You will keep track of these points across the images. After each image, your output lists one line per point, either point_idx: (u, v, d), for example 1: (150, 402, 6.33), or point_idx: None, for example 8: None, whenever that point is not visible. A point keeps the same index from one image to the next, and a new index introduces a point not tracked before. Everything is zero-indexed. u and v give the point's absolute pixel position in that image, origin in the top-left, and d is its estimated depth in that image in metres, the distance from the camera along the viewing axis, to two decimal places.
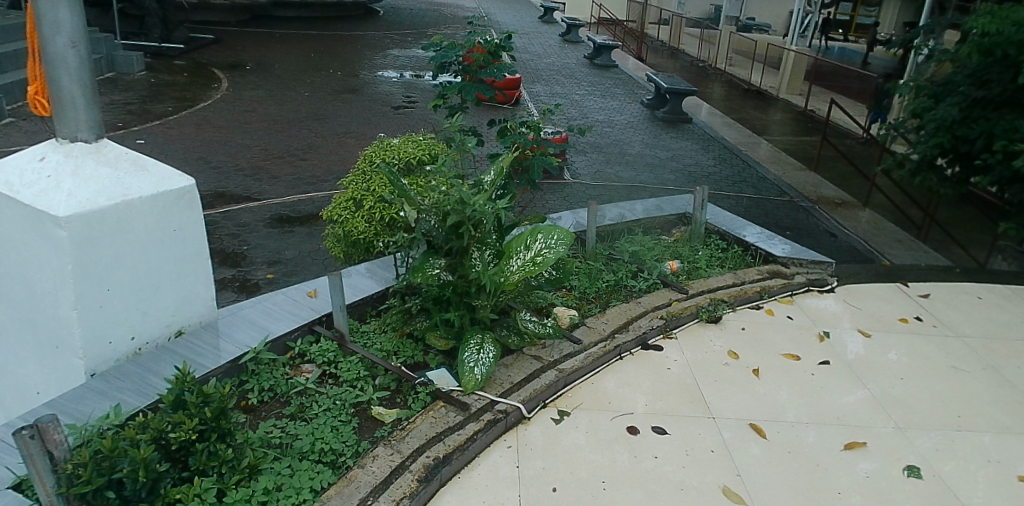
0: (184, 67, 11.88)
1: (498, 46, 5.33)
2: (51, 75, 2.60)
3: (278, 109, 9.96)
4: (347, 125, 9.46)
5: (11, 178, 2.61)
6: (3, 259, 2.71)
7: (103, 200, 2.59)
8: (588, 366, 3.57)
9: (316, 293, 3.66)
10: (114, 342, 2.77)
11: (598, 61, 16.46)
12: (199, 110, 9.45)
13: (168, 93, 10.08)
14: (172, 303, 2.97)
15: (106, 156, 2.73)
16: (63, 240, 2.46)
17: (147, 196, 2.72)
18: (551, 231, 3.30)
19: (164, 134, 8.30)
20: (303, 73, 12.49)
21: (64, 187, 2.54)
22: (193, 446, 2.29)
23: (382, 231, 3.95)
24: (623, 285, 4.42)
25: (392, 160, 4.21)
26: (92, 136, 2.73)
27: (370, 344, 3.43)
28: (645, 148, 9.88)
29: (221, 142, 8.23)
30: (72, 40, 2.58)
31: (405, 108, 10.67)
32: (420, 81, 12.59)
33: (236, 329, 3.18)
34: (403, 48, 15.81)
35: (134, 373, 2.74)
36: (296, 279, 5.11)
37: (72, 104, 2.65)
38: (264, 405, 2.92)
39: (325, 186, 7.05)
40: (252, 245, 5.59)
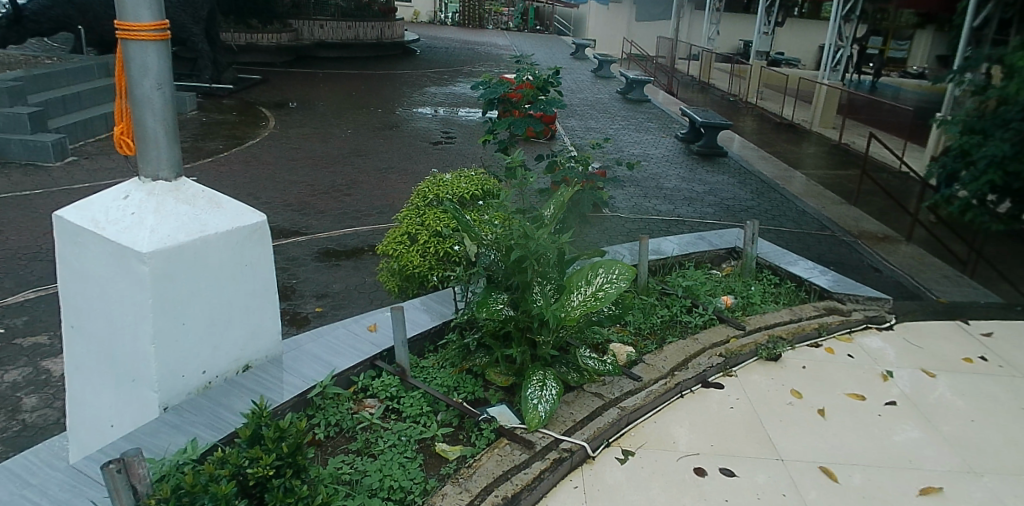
0: (233, 106, 12.27)
1: (546, 81, 5.43)
2: (137, 116, 2.69)
3: (322, 146, 10.21)
4: (388, 161, 9.64)
5: (96, 215, 2.66)
6: (80, 293, 2.76)
7: (182, 236, 2.64)
8: (649, 404, 3.50)
9: (376, 326, 3.66)
10: (187, 375, 2.79)
11: (631, 95, 16.59)
12: (248, 148, 9.73)
13: (218, 132, 10.41)
14: (241, 337, 3.00)
15: (184, 194, 2.78)
16: (145, 276, 2.52)
17: (222, 232, 2.78)
18: (611, 265, 3.32)
19: (215, 171, 8.56)
20: (345, 110, 12.84)
21: (147, 223, 2.60)
22: (270, 482, 2.25)
23: (437, 266, 4.04)
24: (678, 321, 4.39)
25: (446, 195, 4.28)
26: (171, 175, 2.80)
27: (431, 379, 3.40)
28: (682, 182, 9.86)
29: (268, 179, 8.43)
30: (159, 82, 2.67)
31: (444, 143, 10.86)
32: (458, 117, 12.83)
33: (302, 364, 3.21)
34: (439, 86, 16.15)
35: (206, 406, 2.77)
36: (345, 312, 5.17)
37: (155, 143, 2.73)
38: (330, 439, 2.92)
39: (369, 221, 7.17)
40: (301, 278, 5.69)
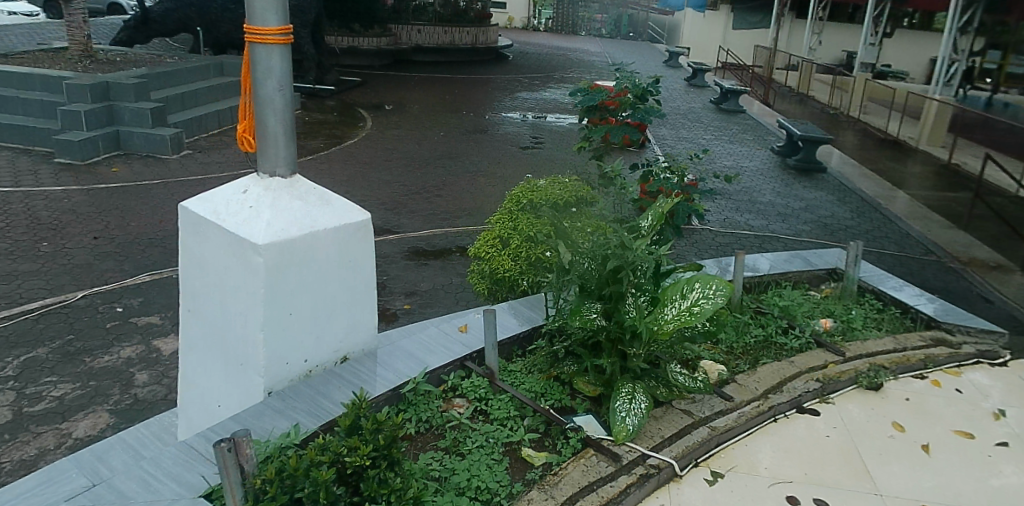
0: (334, 106, 12.83)
1: (645, 90, 5.36)
2: (259, 116, 2.85)
3: (415, 147, 10.50)
4: (477, 164, 9.79)
5: (217, 207, 2.83)
6: (198, 279, 2.95)
7: (294, 230, 2.77)
8: (739, 426, 3.38)
9: (467, 327, 3.72)
10: (290, 363, 2.93)
11: (724, 106, 16.13)
12: (345, 147, 10.14)
13: (319, 131, 10.91)
14: (341, 330, 3.12)
15: (297, 190, 2.92)
16: (259, 266, 2.66)
17: (330, 228, 2.90)
18: (708, 280, 3.22)
19: (315, 169, 8.95)
20: (438, 113, 13.16)
21: (263, 217, 2.75)
22: (366, 471, 2.32)
23: (528, 271, 4.05)
24: (772, 342, 4.23)
25: (539, 201, 4.31)
26: (287, 173, 2.95)
27: (519, 384, 3.41)
28: (776, 197, 9.50)
29: (362, 177, 8.75)
30: (281, 84, 2.81)
31: (532, 148, 10.93)
32: (547, 123, 12.88)
33: (395, 359, 3.29)
34: (530, 91, 16.28)
35: (306, 393, 2.89)
36: (431, 310, 5.29)
37: (274, 142, 2.88)
38: (420, 435, 2.98)
39: (457, 222, 7.31)
40: (391, 275, 5.87)
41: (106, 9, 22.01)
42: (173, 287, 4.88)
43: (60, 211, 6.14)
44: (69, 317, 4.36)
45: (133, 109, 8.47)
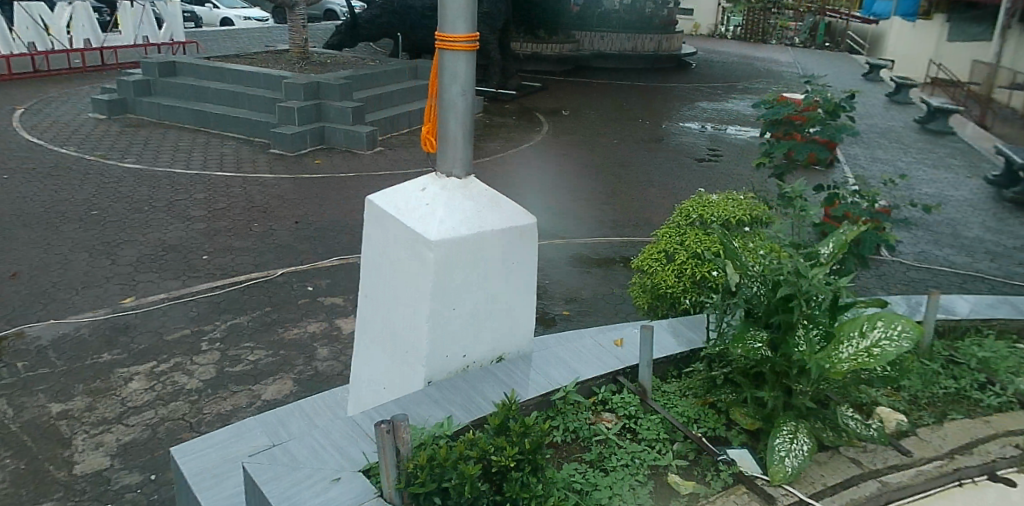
0: (514, 110, 13.28)
1: (838, 105, 4.95)
2: (442, 119, 3.01)
3: (587, 153, 10.55)
4: (649, 174, 9.61)
5: (398, 202, 3.03)
6: (376, 268, 3.19)
7: (464, 229, 2.89)
8: (917, 486, 2.99)
9: (622, 341, 3.64)
10: (450, 356, 3.06)
11: (934, 125, 14.38)
12: (520, 150, 10.45)
13: (498, 133, 11.35)
14: (499, 329, 3.21)
15: (471, 191, 3.04)
16: (430, 260, 2.82)
17: (498, 230, 2.99)
18: (893, 321, 2.90)
19: (490, 170, 9.31)
20: (614, 121, 13.11)
21: (438, 214, 2.90)
22: (510, 473, 2.35)
23: (691, 289, 3.89)
24: (966, 396, 3.67)
25: (710, 216, 4.14)
26: (463, 173, 3.08)
27: (671, 405, 3.27)
28: (992, 232, 8.28)
29: (534, 181, 8.96)
30: (465, 90, 2.96)
31: (708, 161, 10.51)
32: (726, 135, 12.32)
33: (549, 365, 3.32)
34: (711, 101, 15.67)
35: (462, 387, 2.99)
36: (589, 319, 5.29)
37: (454, 144, 3.03)
38: (566, 444, 2.98)
39: (624, 232, 7.23)
40: (554, 279, 5.95)
41: (323, 14, 24.56)
42: (355, 272, 5.32)
43: (267, 195, 7.03)
44: (268, 291, 4.91)
45: (336, 110, 9.41)
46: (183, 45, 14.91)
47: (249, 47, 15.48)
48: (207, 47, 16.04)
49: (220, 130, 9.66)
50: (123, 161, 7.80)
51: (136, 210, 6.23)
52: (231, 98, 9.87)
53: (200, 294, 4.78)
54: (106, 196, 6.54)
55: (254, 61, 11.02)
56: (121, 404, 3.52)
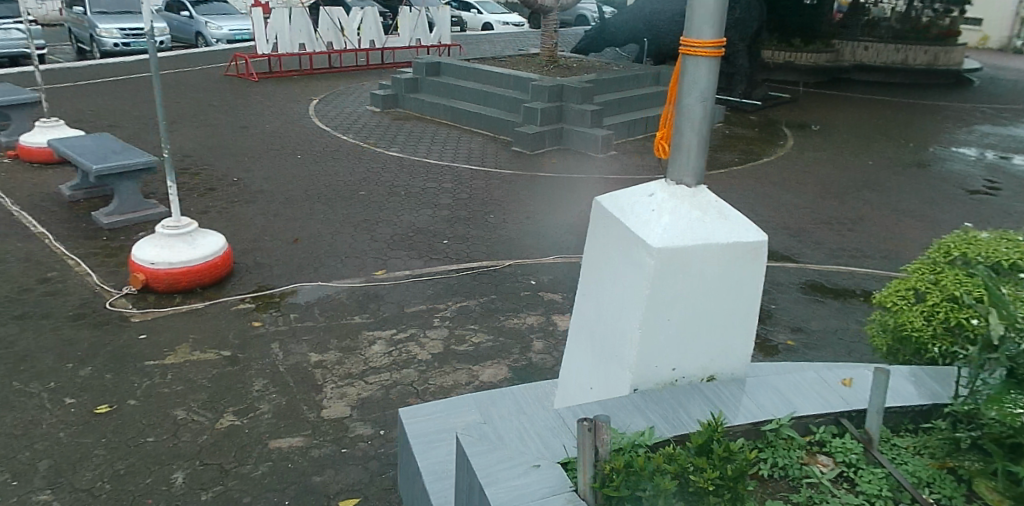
0: (755, 122, 12.58)
1: None
2: (678, 125, 2.97)
3: (833, 173, 9.65)
4: (906, 202, 8.51)
5: (625, 209, 3.05)
6: (596, 270, 3.24)
7: (687, 241, 2.83)
8: None
9: (852, 382, 3.01)
10: (660, 365, 3.00)
11: None
12: (756, 165, 9.88)
13: (734, 145, 10.85)
14: (712, 346, 3.08)
15: (698, 202, 2.95)
16: (650, 266, 2.81)
17: (721, 244, 2.88)
18: None
19: (722, 183, 8.92)
20: (869, 140, 11.80)
21: (662, 224, 2.85)
22: (707, 499, 2.17)
23: (942, 337, 3.27)
24: None
25: (976, 256, 3.48)
26: (693, 181, 3.02)
27: (904, 463, 2.51)
28: None
29: (767, 198, 8.43)
30: (703, 96, 2.89)
31: (985, 193, 9.01)
32: (1014, 166, 10.44)
33: (763, 392, 2.90)
34: (998, 125, 13.39)
35: (668, 400, 2.88)
36: (817, 353, 4.85)
37: (686, 151, 2.97)
38: (769, 481, 2.47)
39: (868, 263, 6.50)
40: (779, 305, 5.55)
41: (573, 20, 25.27)
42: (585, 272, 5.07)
43: (508, 183, 6.97)
44: (497, 280, 4.90)
45: (566, 81, 8.86)
46: (448, 47, 15.48)
47: (505, 50, 16.23)
48: (469, 50, 17.04)
49: (470, 127, 9.34)
50: (388, 142, 8.39)
51: (395, 188, 6.60)
52: (466, 74, 9.87)
53: (440, 274, 4.92)
54: (374, 174, 7.06)
55: (510, 57, 11.21)
56: (363, 363, 3.88)
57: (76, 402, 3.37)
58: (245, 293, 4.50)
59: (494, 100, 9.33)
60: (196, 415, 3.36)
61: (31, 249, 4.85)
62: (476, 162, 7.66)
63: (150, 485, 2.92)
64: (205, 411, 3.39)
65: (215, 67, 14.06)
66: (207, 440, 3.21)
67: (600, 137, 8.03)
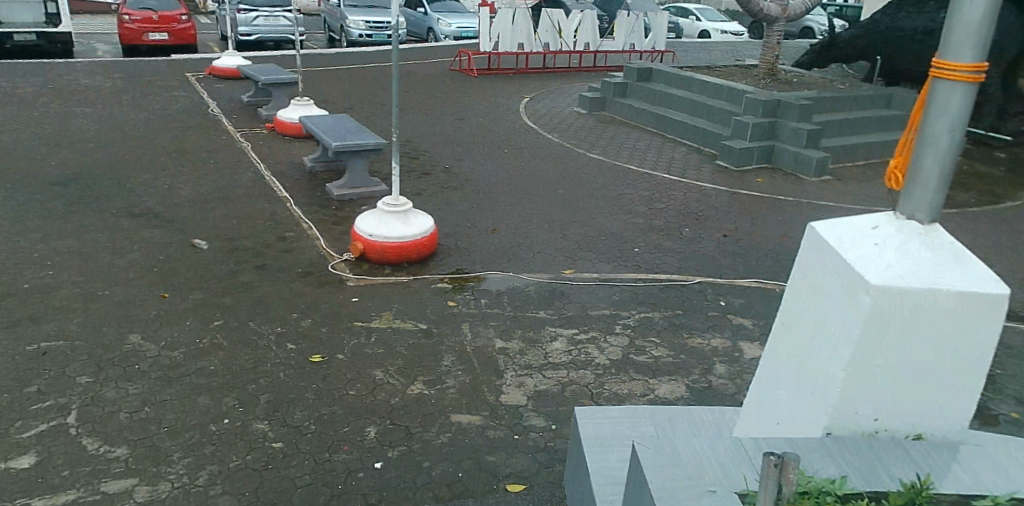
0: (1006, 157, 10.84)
1: None
2: (916, 151, 2.17)
3: None
4: None
5: (838, 226, 2.27)
6: (792, 287, 2.48)
7: (917, 283, 2.03)
8: None
9: None
10: (860, 414, 2.22)
11: None
12: (1002, 207, 8.51)
13: (976, 182, 9.44)
14: (931, 408, 2.22)
15: (935, 242, 2.13)
16: (864, 307, 2.06)
17: (964, 291, 2.04)
18: None
19: (955, 224, 7.84)
20: None
21: (888, 253, 2.10)
22: None
23: None
24: None
25: None
26: (927, 218, 2.16)
27: None
28: None
29: (1014, 247, 7.22)
30: (955, 125, 2.07)
31: None
32: None
33: (986, 464, 2.15)
34: None
35: (868, 455, 2.14)
36: None
37: (923, 182, 2.15)
38: None
39: None
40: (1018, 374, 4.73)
41: (798, 32, 23.52)
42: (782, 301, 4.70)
43: (709, 197, 6.67)
44: (684, 295, 4.75)
45: (786, 97, 8.21)
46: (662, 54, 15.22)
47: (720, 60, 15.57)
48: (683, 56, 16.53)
49: (675, 137, 8.98)
50: (593, 143, 8.48)
51: (594, 190, 6.66)
52: (680, 82, 9.56)
53: (627, 281, 4.89)
54: (574, 174, 7.17)
55: (724, 67, 10.74)
56: (544, 357, 3.97)
57: (296, 348, 3.83)
58: (444, 274, 4.81)
59: (701, 109, 8.89)
60: (391, 379, 3.66)
61: (274, 210, 5.59)
62: (677, 172, 7.44)
63: (347, 434, 3.24)
64: (399, 377, 3.68)
65: (441, 61, 15.08)
66: (398, 403, 3.48)
67: (816, 161, 7.39)
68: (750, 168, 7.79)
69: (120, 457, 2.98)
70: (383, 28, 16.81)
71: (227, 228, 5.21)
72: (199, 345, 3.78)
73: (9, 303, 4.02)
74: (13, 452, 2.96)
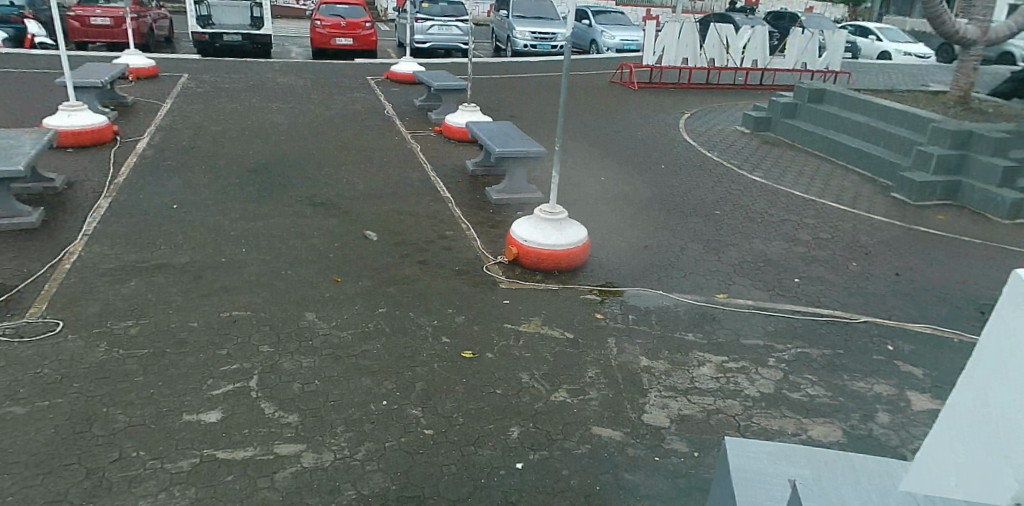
0: None
1: None
2: None
3: None
4: None
5: None
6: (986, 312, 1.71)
7: None
8: None
9: None
10: None
11: None
12: None
13: None
14: None
15: None
16: None
17: None
18: None
19: None
20: None
21: None
22: None
23: None
24: None
25: None
26: None
27: None
28: None
29: None
30: None
31: None
32: None
33: None
34: None
35: None
36: None
37: None
38: None
39: None
40: None
41: (998, 57, 21.10)
42: (963, 353, 4.23)
43: (881, 231, 6.16)
44: (846, 333, 4.44)
45: (979, 127, 7.31)
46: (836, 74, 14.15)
47: (900, 84, 14.33)
48: (858, 77, 15.39)
49: (845, 164, 8.43)
50: (753, 165, 8.14)
51: (753, 214, 6.39)
52: (853, 104, 8.85)
53: (782, 311, 4.66)
54: (733, 195, 6.92)
55: (905, 91, 9.89)
56: (690, 380, 3.87)
57: (450, 343, 4.01)
58: (592, 285, 4.84)
59: (878, 136, 8.22)
60: (537, 383, 3.74)
61: (436, 209, 5.90)
62: (845, 201, 6.96)
63: (491, 431, 3.35)
64: (544, 382, 3.75)
65: (602, 72, 15.16)
66: (541, 408, 3.55)
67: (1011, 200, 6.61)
68: (930, 203, 7.13)
69: (292, 423, 3.28)
70: (547, 39, 17.29)
71: (393, 222, 5.57)
72: (364, 329, 4.07)
73: (211, 273, 4.55)
74: (206, 405, 3.35)
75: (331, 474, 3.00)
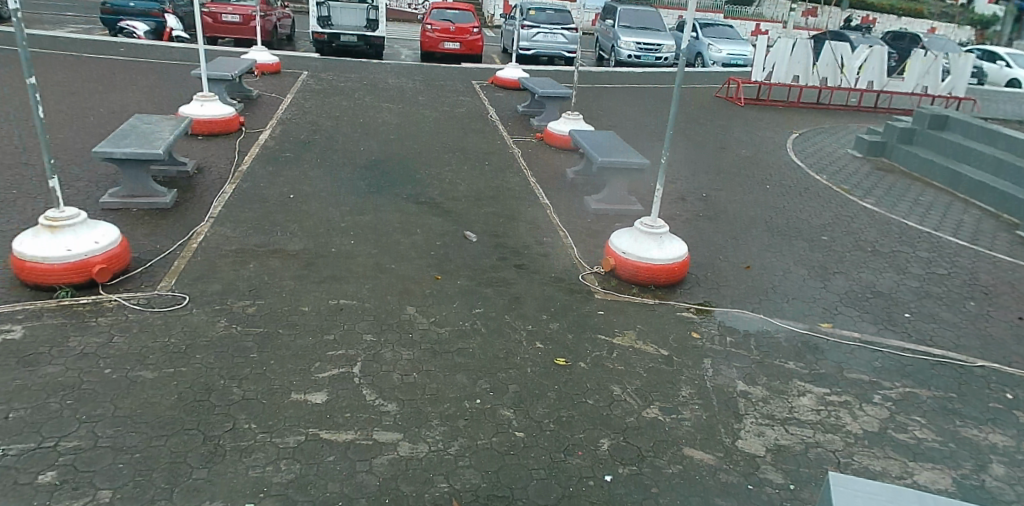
0: None
1: None
2: None
3: None
4: None
5: None
6: None
7: None
8: None
9: None
10: None
11: None
12: None
13: None
14: None
15: None
16: None
17: None
18: None
19: None
20: None
21: None
22: None
23: None
24: None
25: None
26: None
27: None
28: None
29: None
30: None
31: None
32: None
33: None
34: None
35: None
36: None
37: None
38: None
39: None
40: None
41: None
42: None
43: (1005, 271, 5.75)
44: (962, 376, 4.18)
45: None
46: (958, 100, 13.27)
47: None
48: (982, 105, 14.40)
49: (966, 196, 7.91)
50: (863, 191, 7.78)
51: (863, 242, 6.10)
52: (982, 134, 8.30)
53: (892, 347, 4.43)
54: (841, 221, 6.64)
55: None
56: (789, 410, 3.74)
57: (544, 349, 4.05)
58: (689, 303, 4.76)
59: (1007, 170, 7.67)
60: (629, 397, 3.72)
61: (535, 215, 5.96)
62: (964, 236, 6.53)
63: (582, 440, 3.36)
64: (637, 397, 3.72)
65: (706, 86, 14.87)
66: (632, 422, 3.52)
67: None
68: None
69: (390, 412, 3.40)
70: (653, 50, 17.02)
71: (492, 224, 5.67)
72: (462, 327, 4.17)
73: (321, 261, 4.78)
74: (313, 387, 3.52)
75: (424, 466, 3.09)
